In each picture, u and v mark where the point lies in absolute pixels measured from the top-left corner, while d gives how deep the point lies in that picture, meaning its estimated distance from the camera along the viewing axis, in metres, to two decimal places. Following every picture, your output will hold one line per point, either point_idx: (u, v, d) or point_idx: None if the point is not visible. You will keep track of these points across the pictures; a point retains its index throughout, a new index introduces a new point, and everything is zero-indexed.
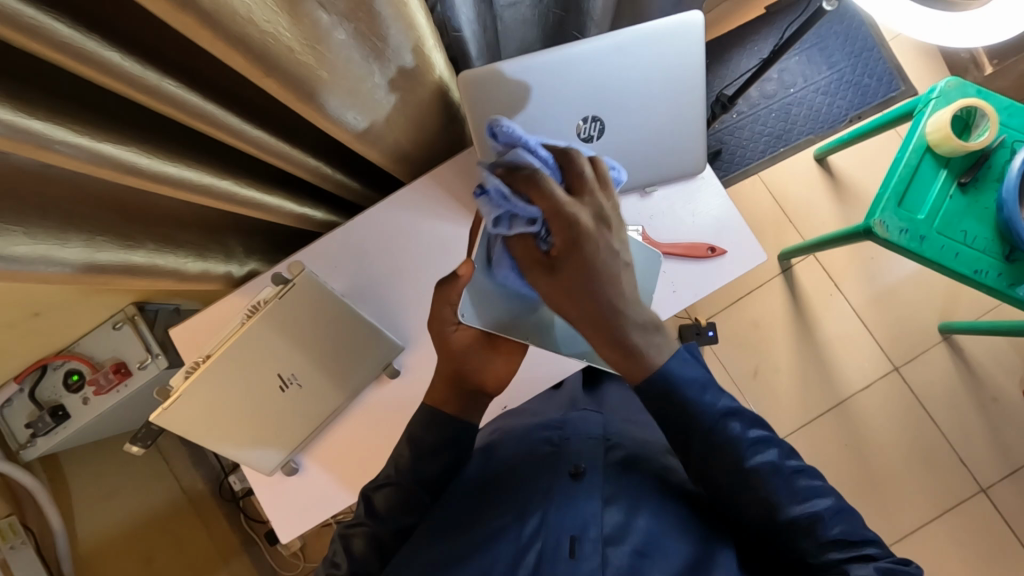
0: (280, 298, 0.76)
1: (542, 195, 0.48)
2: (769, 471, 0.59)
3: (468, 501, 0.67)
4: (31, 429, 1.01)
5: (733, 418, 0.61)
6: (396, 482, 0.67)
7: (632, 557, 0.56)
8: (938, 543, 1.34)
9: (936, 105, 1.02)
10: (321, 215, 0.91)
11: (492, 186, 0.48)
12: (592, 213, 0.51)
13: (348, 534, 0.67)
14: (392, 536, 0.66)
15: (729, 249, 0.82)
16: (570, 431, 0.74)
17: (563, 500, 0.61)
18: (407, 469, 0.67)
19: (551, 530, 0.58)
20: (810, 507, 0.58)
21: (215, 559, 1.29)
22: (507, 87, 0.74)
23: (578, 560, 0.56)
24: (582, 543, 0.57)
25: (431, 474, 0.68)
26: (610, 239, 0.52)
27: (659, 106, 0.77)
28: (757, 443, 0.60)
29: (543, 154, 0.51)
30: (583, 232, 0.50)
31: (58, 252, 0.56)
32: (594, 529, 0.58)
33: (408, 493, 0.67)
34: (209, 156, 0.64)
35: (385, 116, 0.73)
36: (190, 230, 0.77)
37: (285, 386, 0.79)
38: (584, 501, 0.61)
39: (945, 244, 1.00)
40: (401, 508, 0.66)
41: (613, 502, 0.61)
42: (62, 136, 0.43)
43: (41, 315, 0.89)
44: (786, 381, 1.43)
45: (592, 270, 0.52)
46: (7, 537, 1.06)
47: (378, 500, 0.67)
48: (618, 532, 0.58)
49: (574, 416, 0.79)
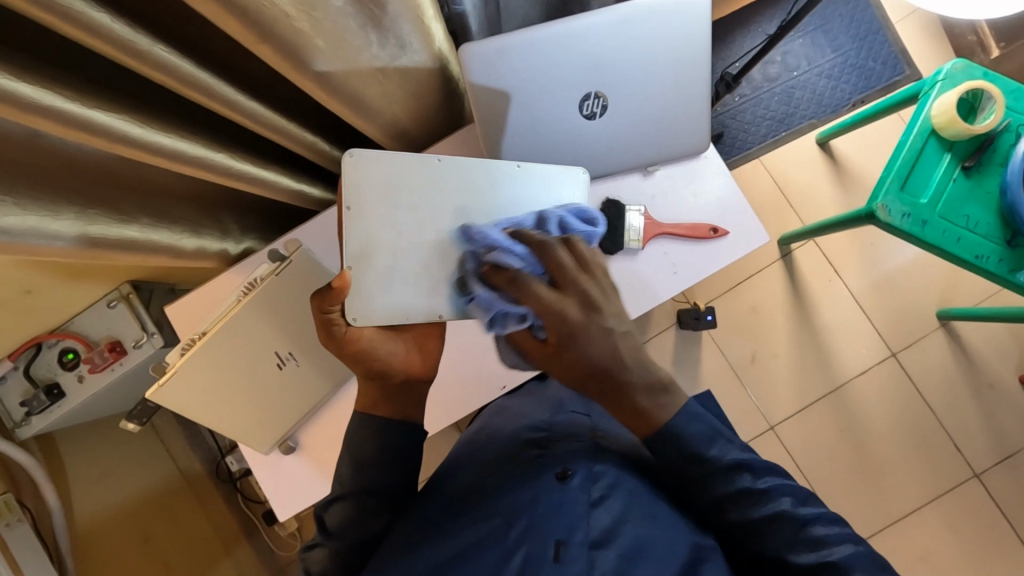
0: (277, 275, 0.75)
1: (527, 295, 0.57)
2: (784, 518, 0.59)
3: (447, 512, 0.65)
4: (25, 408, 1.00)
5: (744, 469, 0.61)
6: (346, 497, 0.66)
7: (617, 562, 0.57)
8: (926, 528, 1.35)
9: (942, 87, 1.00)
10: (318, 192, 0.89)
11: (481, 294, 0.61)
12: (577, 301, 0.58)
13: (308, 557, 0.68)
14: (353, 554, 0.66)
15: (732, 230, 0.80)
16: (556, 434, 0.74)
17: (550, 501, 0.62)
18: (351, 481, 0.66)
19: (536, 537, 0.58)
20: (827, 554, 0.58)
21: (218, 549, 1.32)
22: (511, 61, 0.72)
23: (563, 563, 0.56)
24: (568, 546, 0.58)
25: (388, 483, 0.67)
26: (602, 322, 0.58)
27: (666, 83, 0.76)
28: (769, 491, 0.60)
29: (520, 251, 0.60)
30: (574, 324, 0.57)
31: (50, 224, 0.54)
32: (580, 533, 0.59)
33: (359, 507, 0.66)
34: (204, 128, 0.63)
35: (386, 89, 0.71)
36: (184, 205, 0.75)
37: (283, 364, 0.78)
38: (572, 504, 0.62)
39: (947, 228, 0.99)
40: (355, 522, 0.65)
41: (602, 503, 0.62)
42: (53, 103, 0.42)
43: (35, 293, 0.87)
44: (783, 366, 1.43)
45: (584, 357, 0.58)
46: (4, 515, 0.99)
47: (331, 516, 0.66)
48: (605, 535, 0.59)
49: (562, 420, 0.78)
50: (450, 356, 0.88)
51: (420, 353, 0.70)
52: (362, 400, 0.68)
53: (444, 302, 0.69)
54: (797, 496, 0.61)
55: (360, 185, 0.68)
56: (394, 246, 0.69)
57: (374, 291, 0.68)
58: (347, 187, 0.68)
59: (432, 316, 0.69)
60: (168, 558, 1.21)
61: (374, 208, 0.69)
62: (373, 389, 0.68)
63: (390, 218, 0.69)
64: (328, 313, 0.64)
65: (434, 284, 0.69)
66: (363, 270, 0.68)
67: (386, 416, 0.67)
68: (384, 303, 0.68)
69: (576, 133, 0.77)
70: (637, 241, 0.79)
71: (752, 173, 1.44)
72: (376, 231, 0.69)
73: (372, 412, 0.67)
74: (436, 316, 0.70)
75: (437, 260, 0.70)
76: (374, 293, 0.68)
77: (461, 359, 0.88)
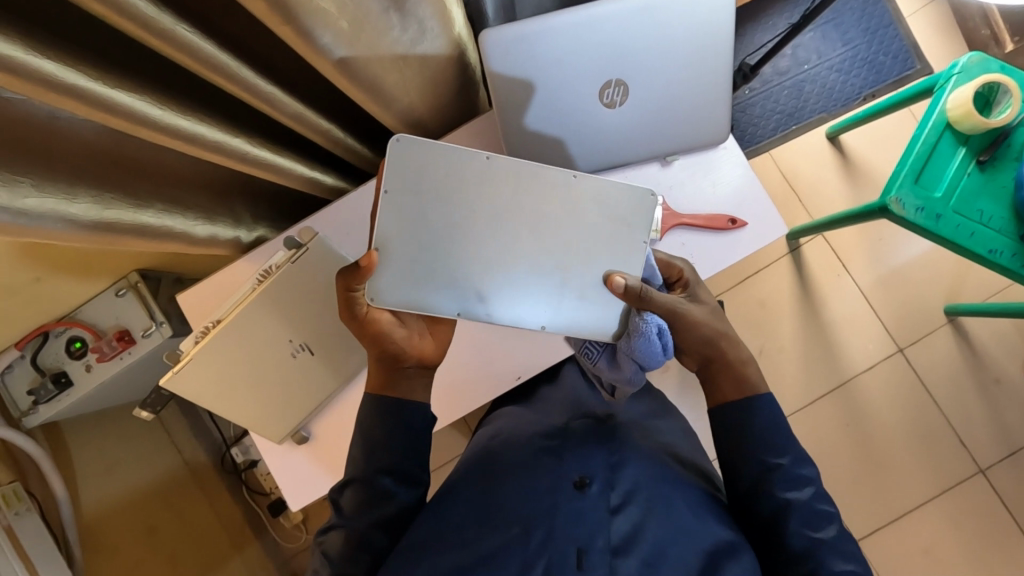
0: (292, 263, 0.73)
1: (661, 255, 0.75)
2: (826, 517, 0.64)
3: (471, 508, 0.67)
4: (33, 396, 0.99)
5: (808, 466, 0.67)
6: (357, 478, 0.67)
7: (639, 568, 0.59)
8: (930, 523, 1.36)
9: (958, 80, 1.00)
10: (331, 180, 0.87)
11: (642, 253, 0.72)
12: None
13: (322, 542, 0.67)
14: (370, 526, 0.65)
15: (751, 221, 0.80)
16: (571, 439, 0.75)
17: (568, 510, 0.64)
18: (362, 462, 0.67)
19: (557, 543, 0.61)
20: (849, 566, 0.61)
21: (225, 550, 1.30)
22: (530, 48, 0.71)
23: (586, 571, 0.60)
24: (589, 554, 0.61)
25: (400, 465, 0.67)
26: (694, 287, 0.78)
27: (685, 71, 0.75)
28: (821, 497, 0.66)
29: None
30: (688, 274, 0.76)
31: (68, 207, 0.53)
32: (602, 540, 0.62)
33: (371, 487, 0.66)
34: (220, 111, 0.62)
35: (404, 74, 0.70)
36: (198, 191, 0.74)
37: (296, 353, 0.77)
38: (591, 511, 0.65)
39: (961, 223, 0.99)
40: (369, 502, 0.66)
41: (621, 510, 0.65)
42: (72, 79, 0.41)
43: (43, 280, 0.86)
44: (791, 361, 1.43)
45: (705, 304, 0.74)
46: (13, 504, 0.97)
47: (345, 500, 0.67)
48: (625, 541, 0.62)
49: (576, 423, 0.79)
50: (461, 351, 0.84)
51: (432, 341, 0.72)
52: (372, 382, 0.70)
53: (466, 300, 0.67)
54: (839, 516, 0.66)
55: (401, 166, 0.64)
56: (424, 233, 0.65)
57: (396, 277, 0.65)
58: (388, 164, 0.63)
59: (452, 312, 0.67)
60: (170, 550, 1.19)
61: (411, 191, 0.64)
62: (384, 372, 0.69)
63: (426, 205, 0.65)
64: (354, 291, 0.65)
65: (461, 281, 0.67)
66: (387, 255, 0.65)
67: (392, 396, 0.68)
68: (404, 293, 0.66)
69: (596, 122, 0.76)
70: (655, 232, 0.78)
71: (762, 167, 1.43)
72: (408, 215, 0.65)
73: (384, 391, 0.69)
74: (454, 313, 0.67)
75: (469, 259, 0.67)
76: (396, 280, 0.65)
77: (474, 354, 0.84)
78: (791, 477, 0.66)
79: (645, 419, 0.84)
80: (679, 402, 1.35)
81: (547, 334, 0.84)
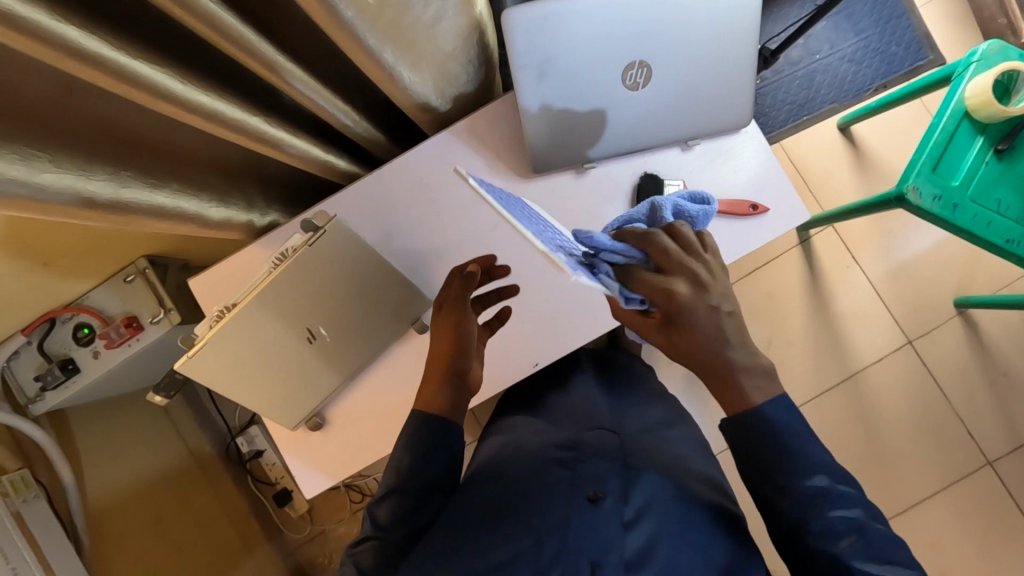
0: (309, 246, 0.71)
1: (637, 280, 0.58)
2: (854, 526, 0.57)
3: (483, 520, 0.66)
4: (40, 382, 0.97)
5: (821, 471, 0.59)
6: (396, 491, 0.67)
7: None
8: (937, 515, 1.36)
9: (977, 68, 0.99)
10: (345, 165, 0.85)
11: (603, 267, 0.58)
12: (688, 281, 0.57)
13: (354, 553, 0.66)
14: (404, 539, 0.66)
15: (772, 207, 0.79)
16: (585, 453, 0.73)
17: (580, 525, 0.62)
18: (406, 474, 0.67)
19: (570, 556, 0.60)
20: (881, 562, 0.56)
21: (240, 550, 1.30)
22: (554, 30, 0.70)
23: None
24: (603, 567, 0.59)
25: (433, 478, 0.68)
26: (709, 301, 0.58)
27: (708, 54, 0.74)
28: (842, 496, 0.58)
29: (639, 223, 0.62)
30: (682, 302, 0.57)
31: (87, 184, 0.51)
32: (615, 554, 0.60)
33: (407, 497, 0.67)
34: (236, 88, 0.60)
35: (423, 53, 0.68)
36: (211, 173, 0.72)
37: (313, 338, 0.75)
38: (604, 524, 0.63)
39: (978, 213, 0.98)
40: (406, 513, 0.67)
41: (636, 525, 0.63)
42: (91, 46, 0.39)
43: (50, 265, 0.84)
44: (799, 352, 1.43)
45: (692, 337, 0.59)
46: (20, 491, 0.95)
47: (380, 511, 0.67)
48: (639, 557, 0.60)
49: (589, 436, 0.77)
50: None
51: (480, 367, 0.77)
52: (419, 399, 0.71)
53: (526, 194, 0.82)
54: (868, 509, 0.59)
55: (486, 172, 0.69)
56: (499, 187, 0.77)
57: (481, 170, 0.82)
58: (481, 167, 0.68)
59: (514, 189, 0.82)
60: (175, 540, 1.17)
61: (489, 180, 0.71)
62: (436, 388, 0.70)
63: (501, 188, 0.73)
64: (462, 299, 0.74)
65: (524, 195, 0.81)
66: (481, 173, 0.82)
67: (439, 414, 0.70)
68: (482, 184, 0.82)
69: (618, 106, 0.75)
70: None
71: None
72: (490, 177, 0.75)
73: (429, 407, 0.70)
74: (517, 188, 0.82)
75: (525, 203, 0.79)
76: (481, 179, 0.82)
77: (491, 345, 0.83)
78: (839, 495, 0.58)
79: (658, 423, 0.83)
80: (687, 394, 1.35)
81: (557, 321, 0.83)
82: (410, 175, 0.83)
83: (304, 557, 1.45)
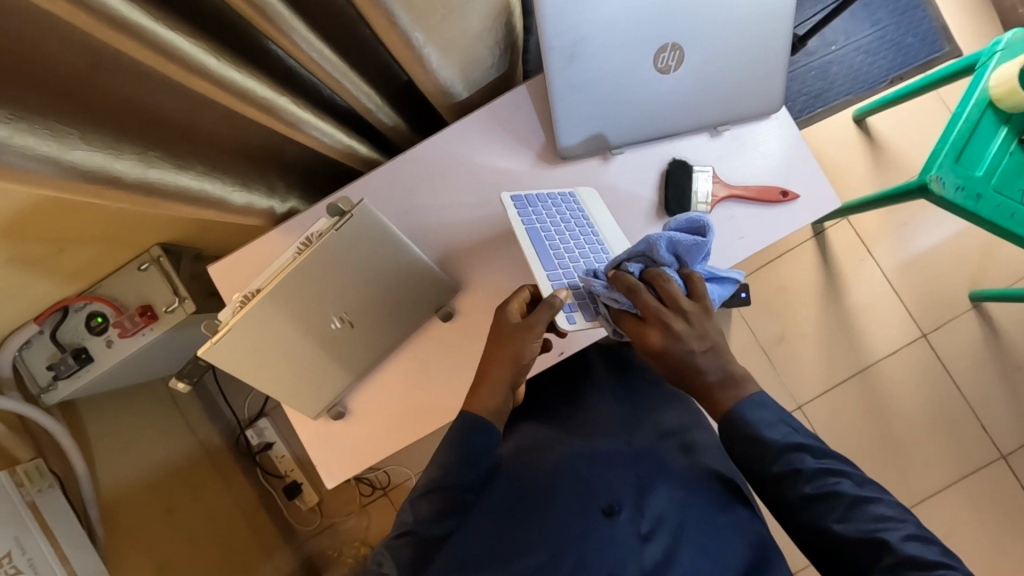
0: (337, 230, 0.69)
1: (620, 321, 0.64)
2: (837, 497, 0.58)
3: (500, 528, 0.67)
4: (53, 371, 0.96)
5: (805, 451, 0.61)
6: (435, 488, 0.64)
7: None
8: (950, 509, 1.35)
9: (1002, 57, 0.98)
10: (366, 150, 0.84)
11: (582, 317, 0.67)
12: (660, 333, 0.61)
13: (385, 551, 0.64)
14: (439, 536, 0.64)
15: (801, 193, 0.78)
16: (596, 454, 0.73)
17: (597, 537, 0.64)
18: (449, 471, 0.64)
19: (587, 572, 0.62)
20: (871, 526, 0.56)
21: (252, 545, 1.29)
22: (586, 10, 0.68)
23: None
24: None
25: (475, 481, 0.66)
26: (683, 349, 0.61)
27: (741, 37, 0.72)
28: (823, 472, 0.59)
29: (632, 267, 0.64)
30: (653, 348, 0.62)
31: (116, 163, 0.50)
32: (633, 566, 0.63)
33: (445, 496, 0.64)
34: (263, 68, 0.59)
35: (452, 35, 0.67)
36: (232, 156, 0.71)
37: (337, 324, 0.74)
38: (622, 539, 0.65)
39: (1002, 203, 0.97)
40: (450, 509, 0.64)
41: (653, 537, 0.66)
42: (131, 14, 0.38)
43: (66, 252, 0.83)
44: (813, 346, 1.42)
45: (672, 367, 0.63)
46: (35, 480, 0.94)
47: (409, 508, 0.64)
48: (660, 566, 0.63)
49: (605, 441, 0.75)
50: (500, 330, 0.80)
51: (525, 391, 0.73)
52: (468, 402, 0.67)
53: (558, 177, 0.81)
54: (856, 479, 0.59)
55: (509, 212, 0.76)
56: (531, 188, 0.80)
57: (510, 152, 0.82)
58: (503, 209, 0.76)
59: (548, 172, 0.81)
60: (187, 532, 1.16)
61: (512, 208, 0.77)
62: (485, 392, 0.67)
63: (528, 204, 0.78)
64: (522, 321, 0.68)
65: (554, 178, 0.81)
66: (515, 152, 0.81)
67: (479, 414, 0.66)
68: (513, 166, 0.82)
69: (647, 90, 0.74)
70: (706, 205, 0.77)
71: None
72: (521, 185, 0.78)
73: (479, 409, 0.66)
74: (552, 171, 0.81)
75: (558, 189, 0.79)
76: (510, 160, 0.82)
77: None
78: (818, 473, 0.59)
79: (679, 416, 0.83)
80: None
81: None
82: (433, 160, 0.82)
83: (314, 550, 1.44)
